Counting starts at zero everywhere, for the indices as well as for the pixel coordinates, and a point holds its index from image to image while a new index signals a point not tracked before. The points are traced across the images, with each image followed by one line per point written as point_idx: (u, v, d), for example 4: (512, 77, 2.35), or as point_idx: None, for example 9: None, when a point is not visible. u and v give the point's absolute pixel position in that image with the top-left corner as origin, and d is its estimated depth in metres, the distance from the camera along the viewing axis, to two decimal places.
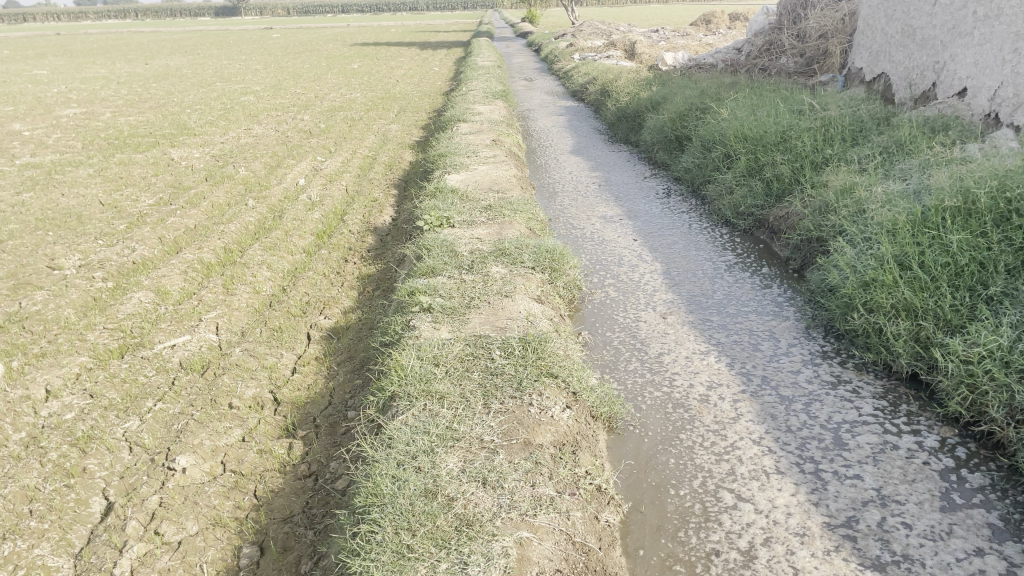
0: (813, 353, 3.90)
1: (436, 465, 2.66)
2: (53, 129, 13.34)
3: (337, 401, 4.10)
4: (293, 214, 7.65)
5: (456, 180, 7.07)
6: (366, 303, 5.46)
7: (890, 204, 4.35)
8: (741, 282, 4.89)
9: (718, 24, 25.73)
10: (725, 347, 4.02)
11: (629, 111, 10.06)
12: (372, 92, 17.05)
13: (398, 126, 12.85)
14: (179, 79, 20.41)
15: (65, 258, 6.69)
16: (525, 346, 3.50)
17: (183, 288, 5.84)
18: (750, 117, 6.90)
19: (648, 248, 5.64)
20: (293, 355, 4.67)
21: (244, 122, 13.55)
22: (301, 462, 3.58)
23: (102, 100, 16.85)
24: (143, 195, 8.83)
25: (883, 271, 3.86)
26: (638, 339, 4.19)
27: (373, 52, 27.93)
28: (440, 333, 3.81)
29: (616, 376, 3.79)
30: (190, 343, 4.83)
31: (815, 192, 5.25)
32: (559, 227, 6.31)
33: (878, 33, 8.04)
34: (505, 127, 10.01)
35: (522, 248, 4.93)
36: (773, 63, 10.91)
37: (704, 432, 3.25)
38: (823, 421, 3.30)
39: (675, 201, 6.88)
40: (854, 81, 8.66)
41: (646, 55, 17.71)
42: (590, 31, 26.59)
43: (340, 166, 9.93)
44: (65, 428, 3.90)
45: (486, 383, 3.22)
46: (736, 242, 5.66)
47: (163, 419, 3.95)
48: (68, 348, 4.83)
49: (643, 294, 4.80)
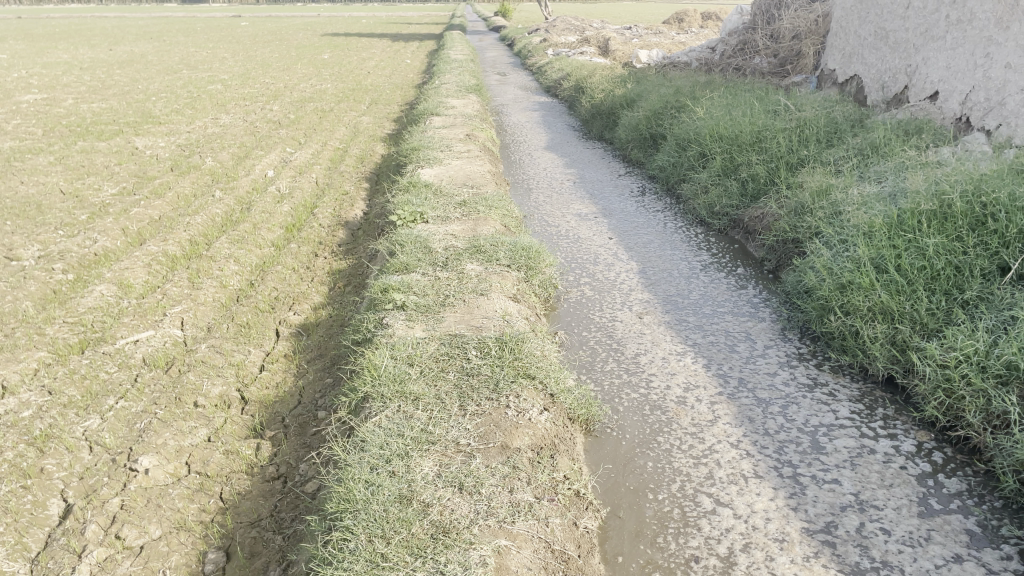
0: (789, 355, 3.88)
1: (411, 470, 2.58)
2: (12, 115, 12.97)
3: (307, 400, 3.99)
4: (261, 207, 7.49)
5: (430, 174, 6.97)
6: (337, 299, 5.35)
7: (866, 206, 4.35)
8: (717, 282, 4.87)
9: (691, 23, 25.85)
10: (701, 348, 3.99)
11: (603, 108, 10.02)
12: (343, 83, 16.84)
13: (370, 118, 12.69)
14: (145, 65, 19.99)
15: (24, 248, 6.48)
16: (502, 347, 3.44)
17: (147, 282, 5.69)
18: (726, 117, 6.89)
19: (623, 246, 5.60)
20: (261, 352, 4.55)
21: (212, 111, 13.29)
22: (269, 464, 3.48)
23: (64, 85, 16.44)
24: (106, 184, 8.61)
25: (860, 274, 3.85)
26: (614, 339, 4.14)
27: (344, 42, 27.61)
28: (414, 332, 3.73)
29: (592, 376, 3.74)
30: (154, 339, 4.69)
31: (791, 193, 5.24)
32: (534, 224, 6.25)
33: (851, 35, 8.08)
34: (478, 122, 9.92)
35: (497, 246, 4.86)
36: (746, 63, 10.95)
37: (682, 435, 3.21)
38: (801, 424, 3.28)
39: (650, 200, 6.86)
40: (827, 83, 8.71)
41: (620, 52, 17.70)
42: (564, 26, 26.56)
43: (310, 158, 9.77)
44: (22, 426, 3.76)
45: (461, 383, 3.15)
46: (711, 242, 5.64)
47: (125, 418, 3.83)
48: (26, 342, 4.67)
49: (619, 293, 4.76)
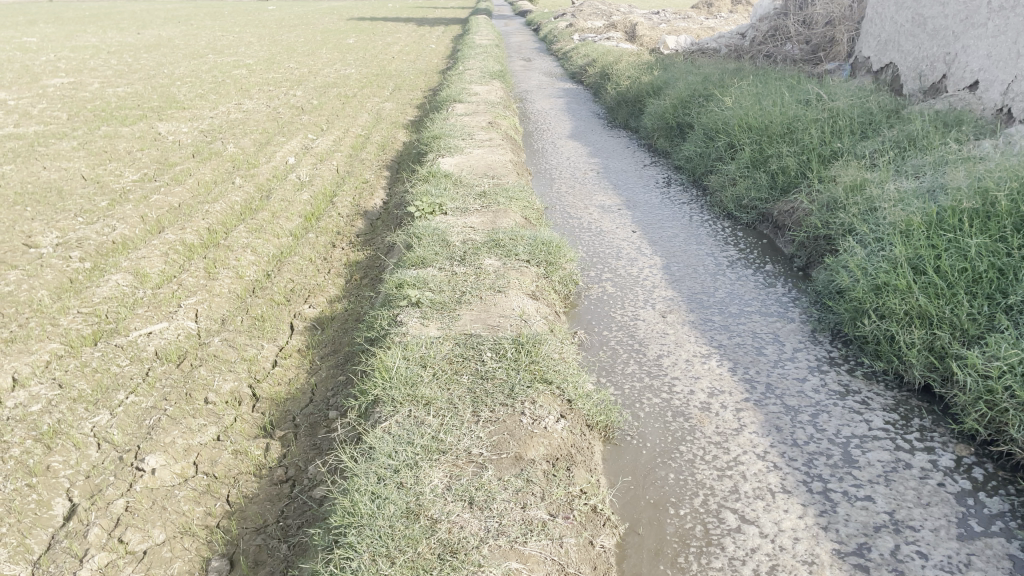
0: (820, 359, 3.71)
1: (419, 481, 2.46)
2: (38, 99, 13.02)
3: (319, 398, 3.89)
4: (281, 195, 7.41)
5: (450, 164, 6.84)
6: (354, 292, 5.25)
7: (903, 203, 4.15)
8: (744, 280, 4.70)
9: (721, 7, 25.42)
10: (727, 350, 3.83)
11: (629, 96, 9.82)
12: (367, 68, 16.72)
13: (393, 104, 12.56)
14: (171, 50, 20.01)
15: (43, 235, 6.45)
16: (518, 349, 3.31)
17: (163, 271, 5.62)
18: (756, 107, 6.68)
19: (647, 241, 5.44)
20: (275, 346, 4.46)
21: (235, 96, 13.24)
22: (278, 465, 3.38)
23: (91, 69, 16.51)
24: (128, 170, 8.57)
25: (896, 275, 3.67)
26: (636, 339, 3.99)
27: (371, 27, 27.46)
28: (428, 330, 3.61)
29: (612, 379, 3.60)
30: (167, 331, 4.62)
31: (823, 188, 5.04)
32: (555, 216, 6.11)
33: (888, 21, 7.81)
34: (501, 109, 9.75)
35: (517, 240, 4.73)
36: (777, 49, 10.66)
37: (705, 445, 3.06)
38: (831, 434, 3.12)
39: (676, 191, 6.67)
40: (861, 71, 8.43)
41: (648, 37, 17.40)
42: (592, 11, 26.22)
43: (332, 145, 9.68)
44: (30, 421, 3.69)
45: (475, 388, 3.03)
46: (739, 236, 5.46)
47: (134, 414, 3.75)
48: (39, 333, 4.61)
49: (641, 290, 4.61)
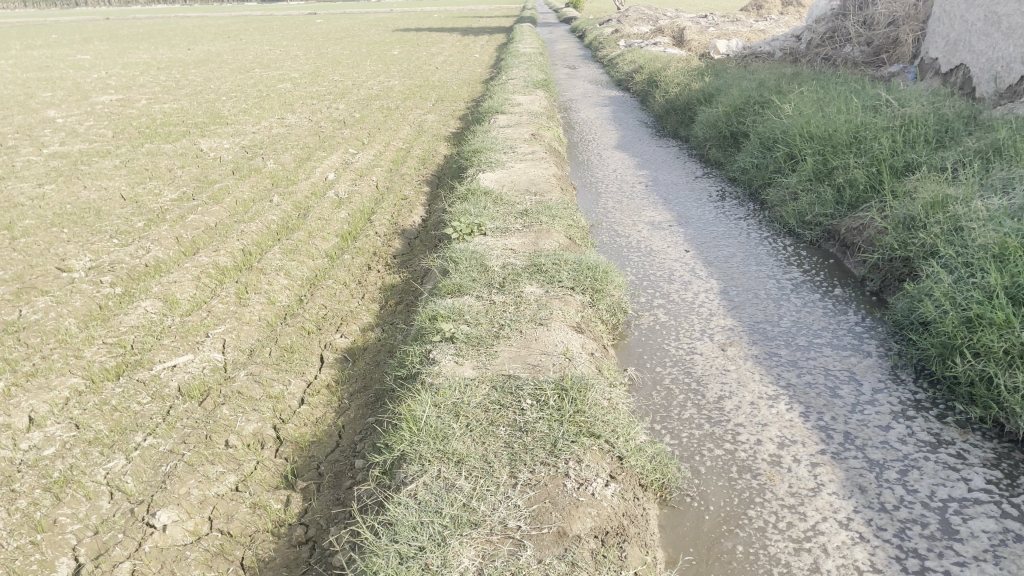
0: (904, 403, 3.29)
1: (447, 563, 2.14)
2: (86, 116, 13.11)
3: (346, 443, 3.60)
4: (318, 213, 7.20)
5: (491, 179, 6.53)
6: (389, 319, 4.95)
7: (995, 223, 3.70)
8: (811, 306, 4.28)
9: (770, 10, 24.84)
10: (797, 391, 3.43)
11: (679, 104, 9.42)
12: (410, 80, 16.56)
13: (435, 116, 12.34)
14: (218, 65, 20.16)
15: (76, 258, 6.30)
16: (562, 396, 2.96)
17: (193, 297, 5.40)
18: (818, 114, 6.22)
19: (702, 261, 5.05)
20: (303, 382, 4.17)
21: (278, 110, 13.15)
22: (299, 523, 3.10)
23: (139, 86, 16.66)
24: (166, 189, 8.44)
25: (992, 306, 3.23)
26: (693, 377, 3.62)
27: (415, 38, 27.40)
28: (463, 370, 3.29)
29: (667, 426, 3.23)
30: (192, 364, 4.37)
31: (897, 203, 4.60)
32: (602, 234, 5.75)
33: (957, 20, 7.31)
34: (545, 120, 9.43)
35: (560, 265, 4.39)
36: (836, 52, 10.14)
37: (777, 509, 2.67)
38: (924, 497, 2.71)
39: (731, 205, 6.26)
40: (929, 73, 7.89)
41: (696, 42, 16.92)
42: (637, 16, 25.82)
43: (372, 160, 9.45)
44: (42, 467, 3.46)
45: (512, 444, 2.69)
46: (803, 256, 5.03)
47: (151, 459, 3.50)
48: (62, 366, 4.40)
49: (697, 318, 4.23)
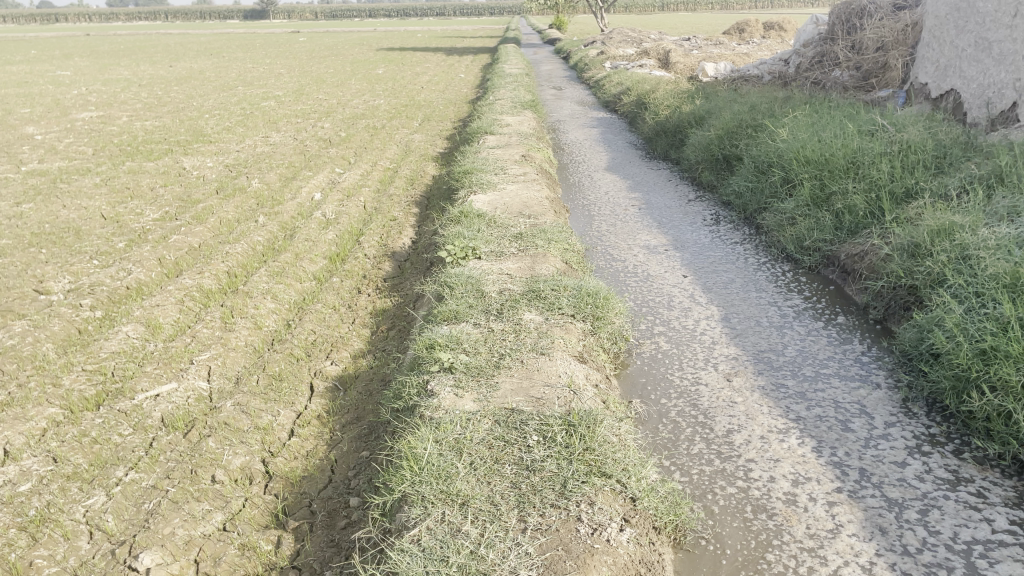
0: (918, 438, 3.20)
1: None
2: (66, 133, 12.90)
3: (339, 478, 3.45)
4: (305, 233, 7.05)
5: (483, 201, 6.42)
6: (381, 346, 4.81)
7: (1005, 251, 3.63)
8: (816, 334, 4.19)
9: (752, 33, 25.04)
10: (808, 425, 3.34)
11: (669, 126, 9.38)
12: (396, 99, 16.49)
13: (422, 136, 12.24)
14: (202, 82, 19.99)
15: (55, 280, 6.11)
16: (570, 432, 2.84)
17: (177, 322, 5.23)
18: (814, 138, 6.17)
19: (700, 287, 4.95)
20: (292, 412, 4.01)
21: (263, 129, 13.00)
22: (291, 567, 2.94)
23: (121, 103, 16.46)
24: (148, 208, 8.27)
25: (1007, 338, 3.15)
26: (700, 409, 3.51)
27: (399, 57, 27.34)
28: (464, 403, 3.15)
29: (677, 462, 3.11)
30: (176, 393, 4.20)
31: (900, 229, 4.54)
32: (597, 258, 5.65)
33: (947, 46, 7.33)
34: (535, 141, 9.35)
35: (559, 291, 4.28)
36: (825, 76, 10.17)
37: (797, 552, 2.55)
38: (948, 539, 2.60)
39: (726, 229, 6.19)
40: (918, 98, 7.90)
41: (682, 64, 16.99)
42: (620, 38, 25.95)
43: (359, 180, 9.32)
44: (17, 505, 3.28)
45: (519, 484, 2.56)
46: (802, 282, 4.96)
47: (133, 495, 3.33)
48: (39, 395, 4.22)
49: (700, 346, 4.12)
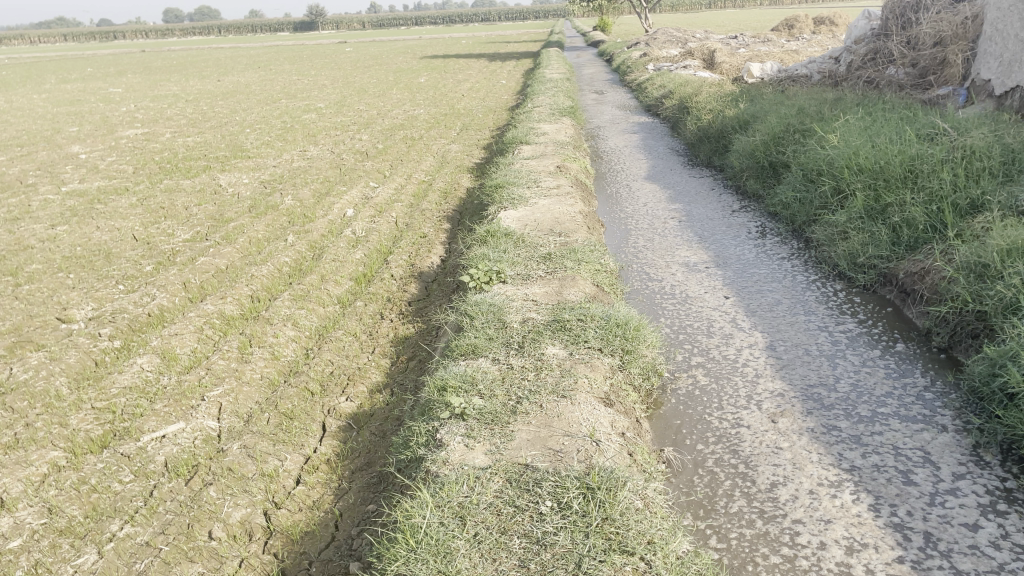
0: (993, 494, 2.79)
1: None
2: (109, 152, 12.98)
3: (343, 538, 3.18)
4: (333, 253, 6.85)
5: (513, 218, 6.13)
6: (399, 379, 4.54)
7: None
8: (872, 365, 3.78)
9: (802, 28, 24.24)
10: (864, 477, 2.95)
11: (712, 131, 8.98)
12: (435, 108, 16.31)
13: (459, 146, 12.00)
14: (247, 96, 20.11)
15: (78, 307, 5.98)
16: (588, 498, 2.52)
17: (194, 352, 5.03)
18: (868, 143, 5.74)
19: (743, 310, 4.57)
20: (300, 456, 3.76)
21: (301, 142, 12.91)
22: None
23: (165, 119, 16.61)
24: (180, 228, 8.17)
25: None
26: (741, 457, 3.15)
27: (441, 64, 27.25)
28: (474, 457, 2.85)
29: (714, 525, 2.76)
30: (182, 434, 3.97)
31: (966, 246, 4.11)
32: (632, 278, 5.31)
33: (1012, 39, 6.81)
34: (571, 150, 9.03)
35: (587, 322, 3.97)
36: (879, 74, 9.64)
37: None
38: None
39: (772, 243, 5.78)
40: (980, 95, 7.36)
41: (727, 64, 16.47)
42: (664, 38, 25.41)
43: (393, 194, 9.11)
44: (4, 565, 3.08)
45: (527, 563, 2.26)
46: (857, 303, 4.54)
47: (125, 553, 3.10)
48: (43, 437, 4.03)
49: (742, 381, 3.75)
